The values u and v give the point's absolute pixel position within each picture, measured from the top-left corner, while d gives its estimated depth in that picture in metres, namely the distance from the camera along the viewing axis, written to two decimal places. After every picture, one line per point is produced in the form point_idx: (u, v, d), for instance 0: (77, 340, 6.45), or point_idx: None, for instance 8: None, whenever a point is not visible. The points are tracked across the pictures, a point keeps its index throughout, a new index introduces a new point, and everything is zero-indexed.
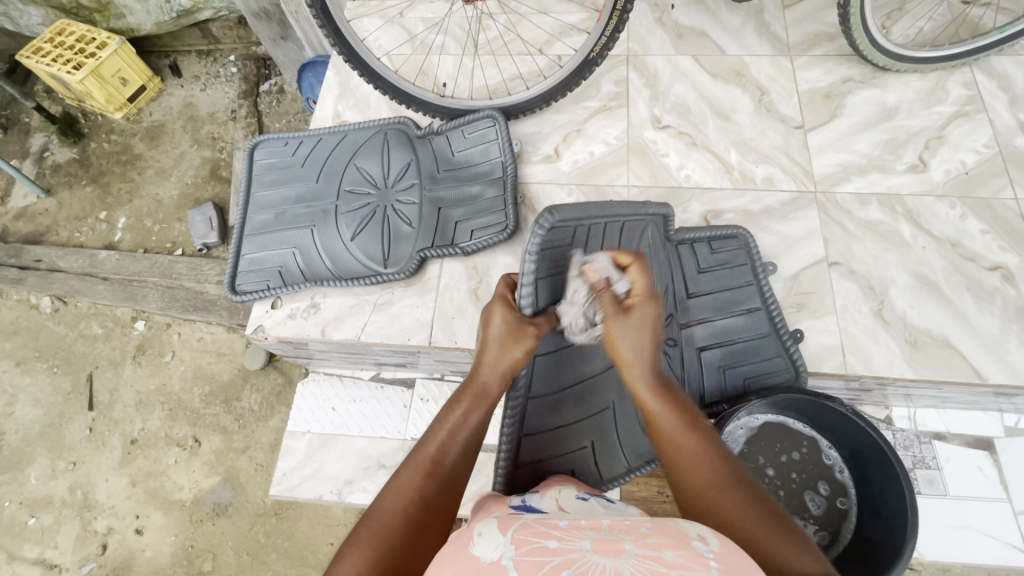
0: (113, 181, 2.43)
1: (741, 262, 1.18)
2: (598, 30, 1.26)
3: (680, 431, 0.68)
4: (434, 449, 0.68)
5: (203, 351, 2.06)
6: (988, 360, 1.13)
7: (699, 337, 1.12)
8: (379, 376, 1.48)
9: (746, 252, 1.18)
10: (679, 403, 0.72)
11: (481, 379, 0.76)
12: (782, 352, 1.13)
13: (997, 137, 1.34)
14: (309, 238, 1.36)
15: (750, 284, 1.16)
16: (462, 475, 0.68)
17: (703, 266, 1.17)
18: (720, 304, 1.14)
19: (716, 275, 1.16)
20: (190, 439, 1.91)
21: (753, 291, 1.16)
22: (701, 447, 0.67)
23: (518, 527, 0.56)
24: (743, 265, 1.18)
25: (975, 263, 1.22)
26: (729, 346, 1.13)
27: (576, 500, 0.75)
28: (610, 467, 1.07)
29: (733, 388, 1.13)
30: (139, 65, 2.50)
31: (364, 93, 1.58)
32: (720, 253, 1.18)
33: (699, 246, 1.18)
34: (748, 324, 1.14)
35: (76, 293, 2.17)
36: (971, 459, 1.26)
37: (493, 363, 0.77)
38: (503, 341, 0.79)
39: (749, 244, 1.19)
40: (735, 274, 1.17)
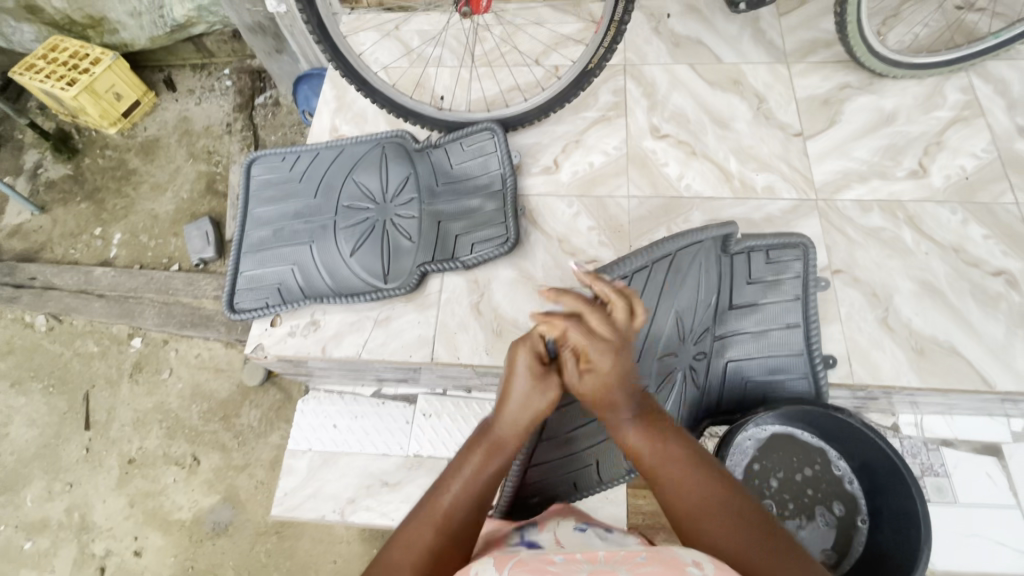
0: (107, 198, 2.41)
1: (793, 273, 1.12)
2: (596, 41, 1.26)
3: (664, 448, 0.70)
4: (446, 504, 0.69)
5: (200, 368, 2.04)
6: (995, 367, 1.12)
7: (732, 349, 1.12)
8: (380, 392, 1.46)
9: (800, 263, 1.12)
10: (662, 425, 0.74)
11: (498, 430, 0.75)
12: (808, 372, 1.10)
13: (995, 141, 1.34)
14: (308, 255, 1.35)
15: (796, 299, 1.12)
16: (473, 529, 0.69)
17: (755, 276, 1.12)
18: (761, 320, 1.12)
19: (765, 287, 1.13)
20: (188, 458, 1.89)
21: (796, 308, 1.12)
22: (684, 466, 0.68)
23: (512, 565, 0.55)
24: (794, 278, 1.12)
25: (978, 269, 1.21)
26: (757, 361, 1.12)
27: (576, 529, 0.76)
28: (611, 470, 1.03)
29: (751, 398, 1.13)
30: (132, 80, 2.49)
31: (361, 107, 1.57)
32: (776, 261, 1.12)
33: (754, 255, 1.12)
34: (784, 342, 1.11)
35: (72, 312, 2.16)
36: (980, 466, 1.25)
37: (513, 415, 0.75)
38: (529, 395, 0.75)
39: (806, 259, 1.12)
40: (782, 287, 1.12)
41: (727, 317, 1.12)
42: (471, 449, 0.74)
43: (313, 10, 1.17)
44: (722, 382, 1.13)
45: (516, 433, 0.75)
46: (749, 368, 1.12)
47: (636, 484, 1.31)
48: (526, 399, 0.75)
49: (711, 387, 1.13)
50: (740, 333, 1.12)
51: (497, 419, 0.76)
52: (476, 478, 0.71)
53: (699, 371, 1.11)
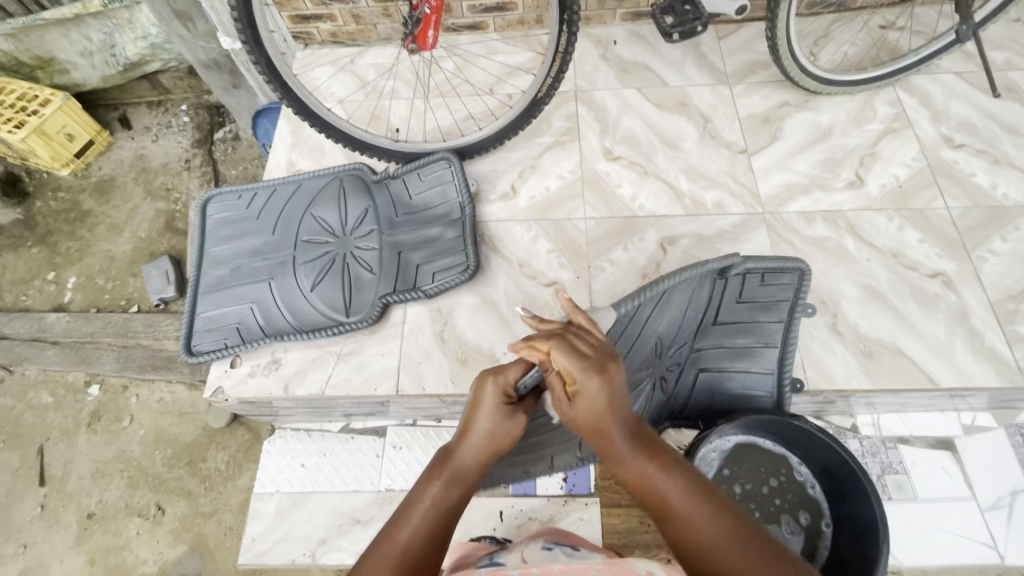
0: (61, 241, 2.34)
1: (784, 297, 1.08)
2: (543, 71, 1.30)
3: (679, 491, 0.65)
4: (404, 538, 0.65)
5: (163, 413, 1.97)
6: (937, 365, 1.18)
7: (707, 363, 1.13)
8: (348, 427, 1.44)
9: (793, 290, 1.07)
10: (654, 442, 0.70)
11: (460, 457, 0.73)
12: (774, 387, 1.13)
13: (923, 151, 1.42)
14: (267, 292, 1.33)
15: (778, 322, 1.10)
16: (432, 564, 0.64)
17: (745, 296, 1.06)
18: (743, 338, 1.11)
19: (753, 305, 1.08)
20: (153, 508, 1.81)
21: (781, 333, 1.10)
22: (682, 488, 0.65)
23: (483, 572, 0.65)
24: (785, 301, 1.08)
25: (916, 271, 1.28)
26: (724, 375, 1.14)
27: (543, 549, 0.87)
28: (562, 458, 1.04)
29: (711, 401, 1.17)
30: (85, 119, 2.45)
31: (318, 140, 1.57)
32: (769, 284, 1.06)
33: (750, 277, 1.02)
34: (758, 359, 1.12)
35: (24, 361, 2.07)
36: (935, 461, 1.30)
37: (477, 442, 0.73)
38: (494, 425, 0.74)
39: (804, 288, 1.06)
40: (769, 311, 1.09)
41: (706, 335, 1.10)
42: (430, 479, 0.72)
43: (261, 51, 1.17)
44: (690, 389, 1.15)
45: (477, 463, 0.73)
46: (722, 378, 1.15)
47: (610, 503, 1.31)
48: (492, 430, 0.74)
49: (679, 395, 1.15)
50: (710, 344, 1.11)
51: (458, 448, 0.74)
52: (438, 507, 0.69)
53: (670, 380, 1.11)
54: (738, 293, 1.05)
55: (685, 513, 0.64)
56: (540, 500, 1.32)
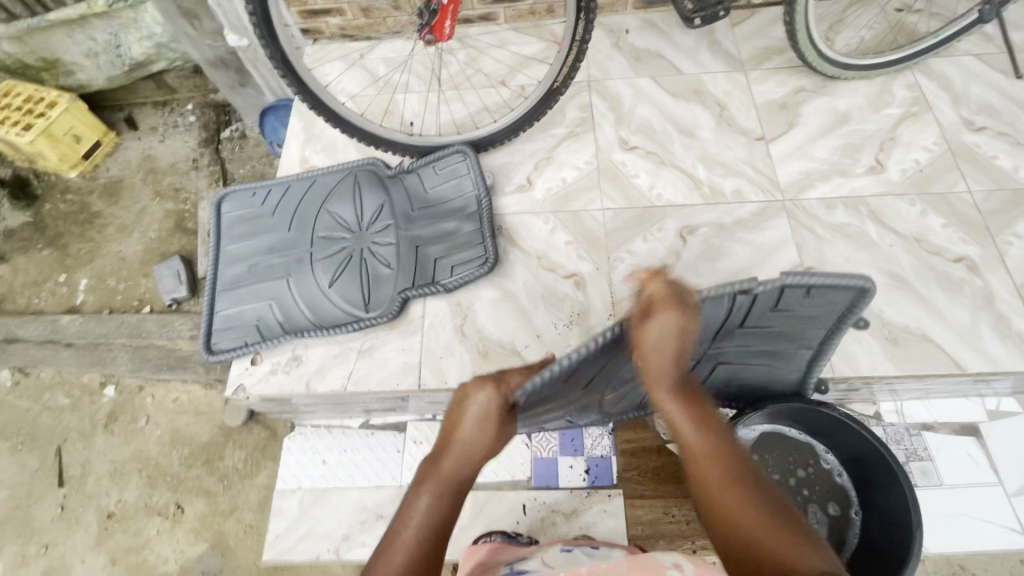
0: (71, 243, 2.34)
1: (832, 312, 0.87)
2: (559, 61, 1.28)
3: (707, 444, 0.81)
4: (409, 535, 0.78)
5: (179, 412, 1.97)
6: (963, 350, 1.17)
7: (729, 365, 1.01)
8: (368, 423, 1.43)
9: (847, 304, 0.84)
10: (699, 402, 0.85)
11: (446, 460, 0.84)
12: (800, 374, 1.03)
13: (944, 134, 1.41)
14: (285, 289, 1.33)
15: (821, 329, 0.91)
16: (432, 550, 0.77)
17: (782, 307, 0.84)
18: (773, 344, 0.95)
19: (789, 316, 0.88)
20: (172, 507, 1.82)
21: (815, 341, 0.95)
22: (711, 447, 0.81)
23: None
24: (835, 313, 0.87)
25: (940, 256, 1.26)
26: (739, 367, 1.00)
27: (563, 552, 0.91)
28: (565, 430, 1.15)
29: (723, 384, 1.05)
30: (91, 120, 2.44)
31: (330, 136, 1.56)
32: (815, 297, 0.82)
33: (790, 291, 0.79)
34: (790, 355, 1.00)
35: (39, 363, 2.08)
36: (960, 446, 1.29)
37: (462, 446, 0.84)
38: (475, 427, 0.83)
39: (860, 306, 0.84)
40: (807, 321, 0.89)
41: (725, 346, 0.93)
42: (424, 481, 0.84)
43: (276, 45, 1.16)
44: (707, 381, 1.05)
45: (461, 461, 0.84)
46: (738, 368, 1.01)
47: (633, 494, 1.30)
48: (473, 429, 0.83)
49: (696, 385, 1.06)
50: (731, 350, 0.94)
51: (444, 450, 0.85)
52: (426, 521, 0.79)
53: (683, 377, 1.01)
54: (771, 307, 0.84)
55: (703, 458, 0.81)
56: (562, 492, 1.32)
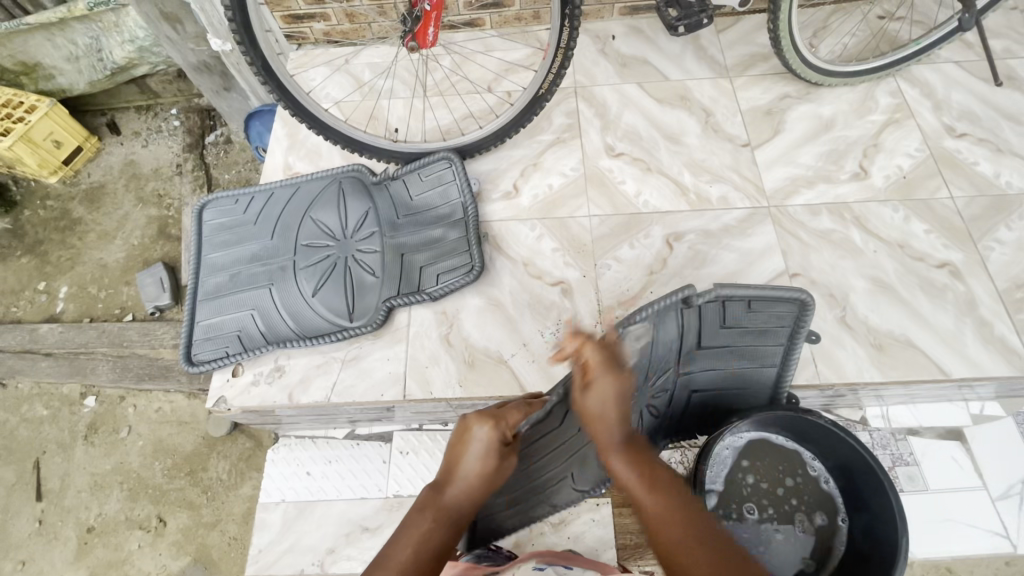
0: (51, 250, 2.30)
1: (785, 325, 0.95)
2: (544, 68, 1.28)
3: (659, 500, 0.75)
4: (402, 558, 0.73)
5: (162, 423, 1.94)
6: (947, 356, 1.17)
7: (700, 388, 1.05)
8: (353, 433, 1.41)
9: (794, 316, 0.94)
10: (642, 452, 0.80)
11: (449, 498, 0.80)
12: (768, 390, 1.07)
13: (926, 141, 1.42)
14: (268, 298, 1.30)
15: (778, 346, 0.98)
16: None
17: (728, 323, 0.93)
18: (739, 364, 1.01)
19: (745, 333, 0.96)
20: (154, 520, 1.78)
21: (779, 357, 1.01)
22: (655, 492, 0.75)
23: None
24: (785, 326, 0.96)
25: (924, 262, 1.27)
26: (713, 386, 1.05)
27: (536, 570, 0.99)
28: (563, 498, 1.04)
29: (700, 406, 1.10)
30: (72, 125, 2.40)
31: (314, 143, 1.54)
32: (760, 310, 0.92)
33: (730, 303, 0.89)
34: (755, 377, 1.05)
35: (16, 374, 2.03)
36: (945, 451, 1.30)
37: (464, 475, 0.80)
38: (484, 457, 0.80)
39: (806, 315, 0.93)
40: (762, 337, 0.97)
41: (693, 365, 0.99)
42: (422, 512, 0.79)
43: (257, 52, 1.14)
44: (684, 406, 1.09)
45: (463, 499, 0.80)
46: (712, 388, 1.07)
47: (621, 503, 1.30)
48: (481, 458, 0.80)
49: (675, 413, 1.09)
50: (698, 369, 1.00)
51: (449, 484, 0.80)
52: (423, 546, 0.75)
53: (661, 404, 1.02)
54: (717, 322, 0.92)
55: (659, 512, 0.74)
56: None
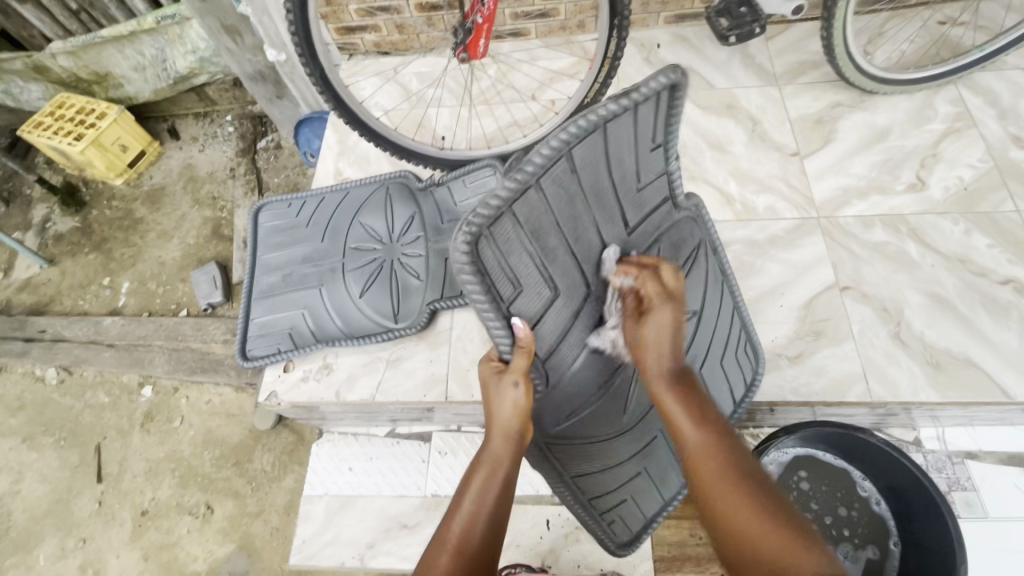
0: (115, 247, 2.45)
1: (535, 214, 0.66)
2: (591, 77, 1.29)
3: (710, 439, 0.71)
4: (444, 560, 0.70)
5: (211, 414, 2.04)
6: (1011, 377, 1.11)
7: (645, 190, 0.80)
8: (394, 432, 1.46)
9: (518, 205, 0.63)
10: (697, 394, 0.76)
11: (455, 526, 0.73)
12: (612, 134, 0.68)
13: (990, 151, 1.36)
14: (318, 298, 1.35)
15: (594, 216, 0.74)
16: (487, 552, 0.72)
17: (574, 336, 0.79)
18: (606, 167, 0.71)
19: (531, 243, 0.67)
20: (202, 507, 1.88)
21: (580, 169, 0.68)
22: (715, 437, 0.72)
23: None
24: (555, 163, 0.64)
25: (986, 278, 1.21)
26: (623, 172, 0.74)
27: None
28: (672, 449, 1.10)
29: (653, 161, 0.78)
30: (138, 131, 2.56)
31: (363, 149, 1.59)
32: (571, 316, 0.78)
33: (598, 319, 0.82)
34: (630, 186, 0.76)
35: (82, 363, 2.17)
36: (1008, 477, 1.23)
37: (469, 500, 0.75)
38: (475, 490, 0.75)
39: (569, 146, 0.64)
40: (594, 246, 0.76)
41: (592, 244, 0.75)
42: (444, 541, 0.72)
43: (315, 63, 1.20)
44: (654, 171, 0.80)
45: (465, 520, 0.73)
46: (632, 163, 0.74)
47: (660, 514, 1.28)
48: (475, 504, 0.74)
49: (690, 252, 0.92)
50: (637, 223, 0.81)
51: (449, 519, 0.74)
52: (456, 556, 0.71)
53: (663, 211, 0.85)
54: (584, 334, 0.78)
55: (705, 456, 0.70)
56: None
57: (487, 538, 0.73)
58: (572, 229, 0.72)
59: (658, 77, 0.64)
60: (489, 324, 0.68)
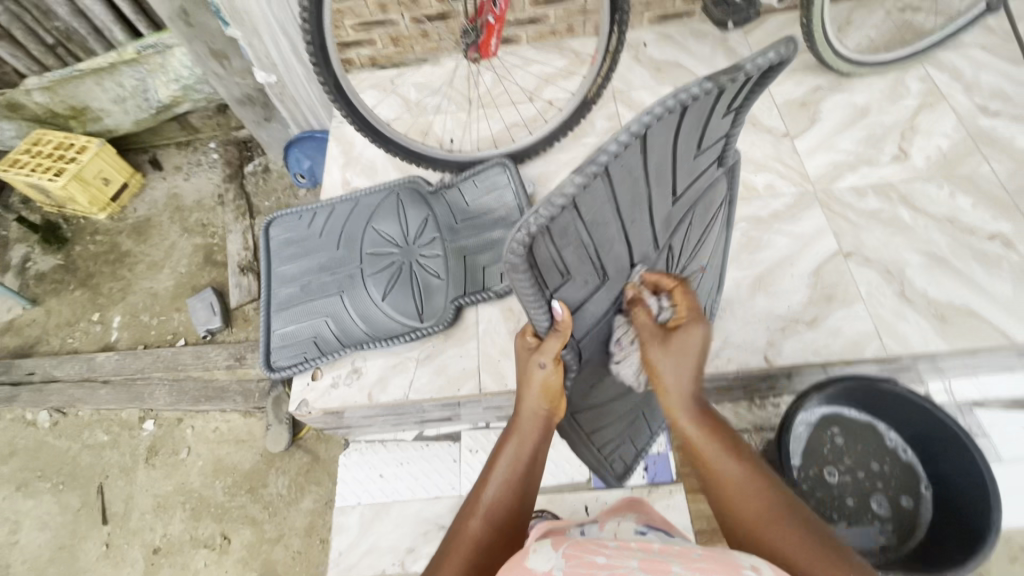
0: (102, 282, 2.39)
1: (597, 203, 0.65)
2: (593, 72, 1.35)
3: (736, 473, 0.70)
4: (473, 530, 0.71)
5: (220, 442, 1.98)
6: (1010, 322, 1.19)
7: (701, 156, 0.78)
8: (422, 435, 1.46)
9: (584, 197, 0.62)
10: (717, 423, 0.74)
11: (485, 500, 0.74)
12: (694, 113, 0.64)
13: (961, 121, 1.46)
14: (340, 305, 1.35)
15: (650, 191, 0.73)
16: (517, 523, 0.73)
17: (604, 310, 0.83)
18: (672, 146, 0.69)
19: (587, 233, 0.68)
20: (218, 538, 1.81)
21: (649, 153, 0.66)
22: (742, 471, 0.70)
23: (570, 545, 0.58)
24: (628, 149, 0.61)
25: (974, 235, 1.30)
26: (687, 146, 0.72)
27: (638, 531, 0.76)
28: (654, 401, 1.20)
29: (720, 128, 0.75)
30: (120, 163, 2.51)
31: (369, 159, 1.62)
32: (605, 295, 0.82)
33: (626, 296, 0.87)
34: (687, 157, 0.75)
35: (76, 402, 2.09)
36: (1014, 420, 1.30)
37: (499, 478, 0.76)
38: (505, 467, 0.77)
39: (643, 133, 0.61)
40: (641, 221, 0.77)
41: (643, 223, 0.77)
42: (470, 517, 0.73)
43: (329, 72, 1.23)
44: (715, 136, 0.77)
45: (498, 495, 0.74)
46: (697, 136, 0.72)
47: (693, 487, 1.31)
48: (504, 481, 0.76)
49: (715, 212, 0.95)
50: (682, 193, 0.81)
51: (477, 495, 0.76)
52: (488, 521, 0.72)
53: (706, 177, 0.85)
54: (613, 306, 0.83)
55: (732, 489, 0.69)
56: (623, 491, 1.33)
57: (518, 511, 0.74)
58: (627, 212, 0.72)
59: (762, 59, 0.60)
60: (532, 307, 0.70)
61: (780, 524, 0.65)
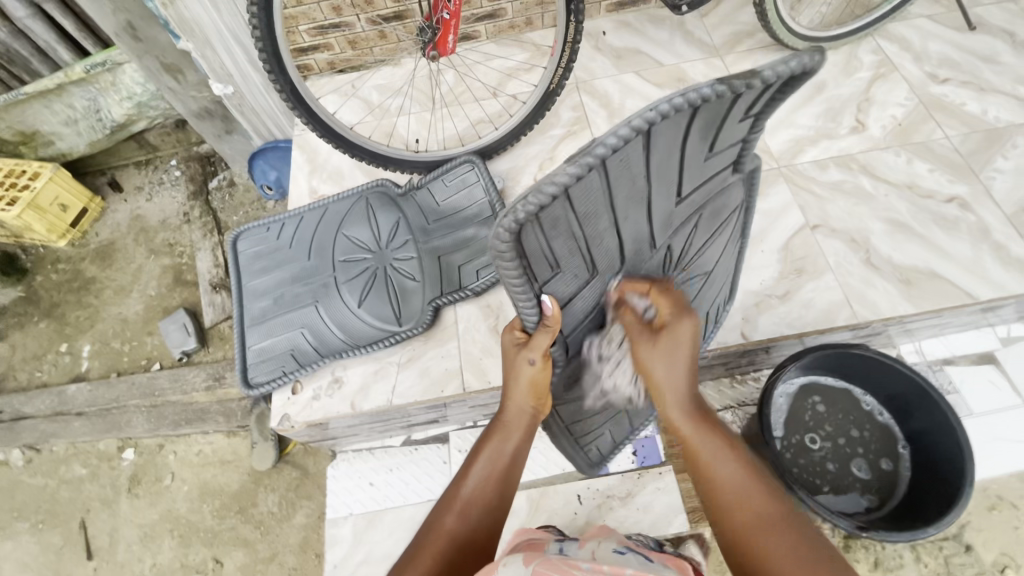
0: (68, 311, 2.31)
1: (591, 196, 0.62)
2: (554, 63, 1.35)
3: (733, 470, 0.74)
4: (449, 522, 0.73)
5: (204, 465, 1.93)
6: (972, 281, 1.23)
7: (713, 160, 0.73)
8: (410, 439, 1.44)
9: (575, 189, 0.59)
10: (715, 424, 0.80)
11: (464, 490, 0.77)
12: (705, 113, 0.60)
13: (913, 90, 1.51)
14: (316, 316, 1.33)
15: (652, 191, 0.70)
16: (495, 514, 0.76)
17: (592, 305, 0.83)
18: (677, 147, 0.65)
19: (577, 227, 0.66)
20: (210, 562, 1.77)
21: (652, 151, 0.62)
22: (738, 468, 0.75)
23: (540, 561, 0.62)
24: (628, 144, 0.57)
25: (933, 199, 1.34)
26: (698, 148, 0.68)
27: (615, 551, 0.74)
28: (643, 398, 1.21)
29: (737, 132, 0.70)
30: (77, 187, 2.43)
31: (335, 165, 1.59)
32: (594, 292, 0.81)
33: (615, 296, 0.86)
34: (695, 163, 0.71)
35: (49, 438, 2.02)
36: (982, 375, 1.35)
37: (478, 469, 0.79)
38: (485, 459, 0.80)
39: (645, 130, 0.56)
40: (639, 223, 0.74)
41: (641, 222, 0.74)
42: (449, 506, 0.75)
43: (284, 78, 1.20)
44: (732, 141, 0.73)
45: (479, 485, 0.77)
46: (707, 141, 0.68)
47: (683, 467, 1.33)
48: (485, 472, 0.78)
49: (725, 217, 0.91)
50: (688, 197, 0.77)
51: (457, 486, 0.78)
52: (466, 509, 0.74)
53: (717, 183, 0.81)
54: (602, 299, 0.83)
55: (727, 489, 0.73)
56: (614, 477, 1.34)
57: (495, 504, 0.76)
58: (623, 210, 0.69)
59: (784, 67, 0.55)
60: (519, 299, 0.69)
61: (774, 524, 0.68)
